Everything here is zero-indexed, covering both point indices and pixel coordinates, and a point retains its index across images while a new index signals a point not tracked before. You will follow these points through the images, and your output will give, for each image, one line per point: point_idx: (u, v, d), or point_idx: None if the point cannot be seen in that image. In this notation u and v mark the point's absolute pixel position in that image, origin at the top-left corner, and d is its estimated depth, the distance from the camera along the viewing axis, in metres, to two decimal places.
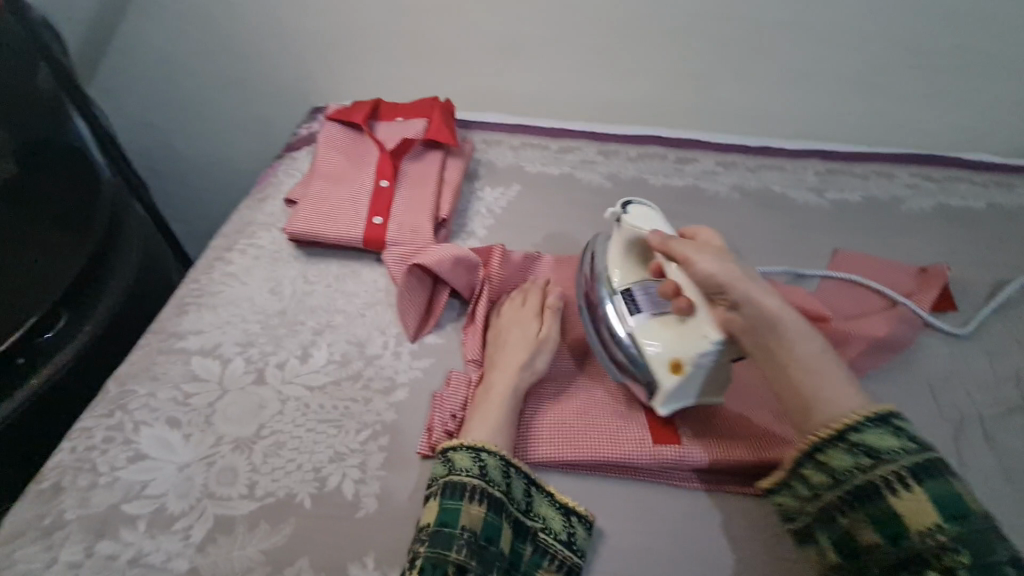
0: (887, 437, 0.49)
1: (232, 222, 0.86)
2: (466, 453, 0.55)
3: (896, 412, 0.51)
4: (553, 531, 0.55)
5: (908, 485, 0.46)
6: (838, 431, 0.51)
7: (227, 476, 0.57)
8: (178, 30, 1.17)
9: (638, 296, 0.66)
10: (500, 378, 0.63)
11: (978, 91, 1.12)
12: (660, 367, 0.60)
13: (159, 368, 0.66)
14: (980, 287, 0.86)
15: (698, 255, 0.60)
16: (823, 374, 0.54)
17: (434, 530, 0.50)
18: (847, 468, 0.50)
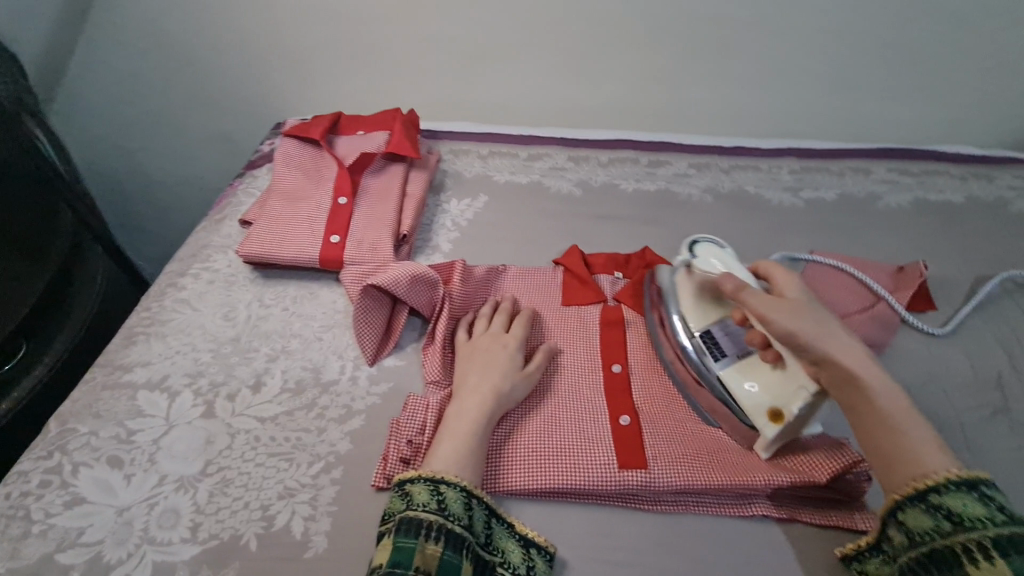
0: (973, 505, 0.42)
1: (187, 246, 0.84)
2: (424, 485, 0.50)
3: (988, 481, 0.44)
4: (512, 564, 0.51)
5: (989, 557, 0.40)
6: (917, 489, 0.45)
7: (169, 519, 0.54)
8: (136, 47, 1.15)
9: (720, 337, 0.65)
10: (471, 402, 0.59)
11: (954, 83, 1.10)
12: (758, 416, 0.59)
13: (103, 404, 0.63)
14: (960, 285, 0.83)
15: (772, 309, 0.55)
16: (914, 435, 0.47)
17: (387, 573, 0.44)
18: (925, 531, 0.43)
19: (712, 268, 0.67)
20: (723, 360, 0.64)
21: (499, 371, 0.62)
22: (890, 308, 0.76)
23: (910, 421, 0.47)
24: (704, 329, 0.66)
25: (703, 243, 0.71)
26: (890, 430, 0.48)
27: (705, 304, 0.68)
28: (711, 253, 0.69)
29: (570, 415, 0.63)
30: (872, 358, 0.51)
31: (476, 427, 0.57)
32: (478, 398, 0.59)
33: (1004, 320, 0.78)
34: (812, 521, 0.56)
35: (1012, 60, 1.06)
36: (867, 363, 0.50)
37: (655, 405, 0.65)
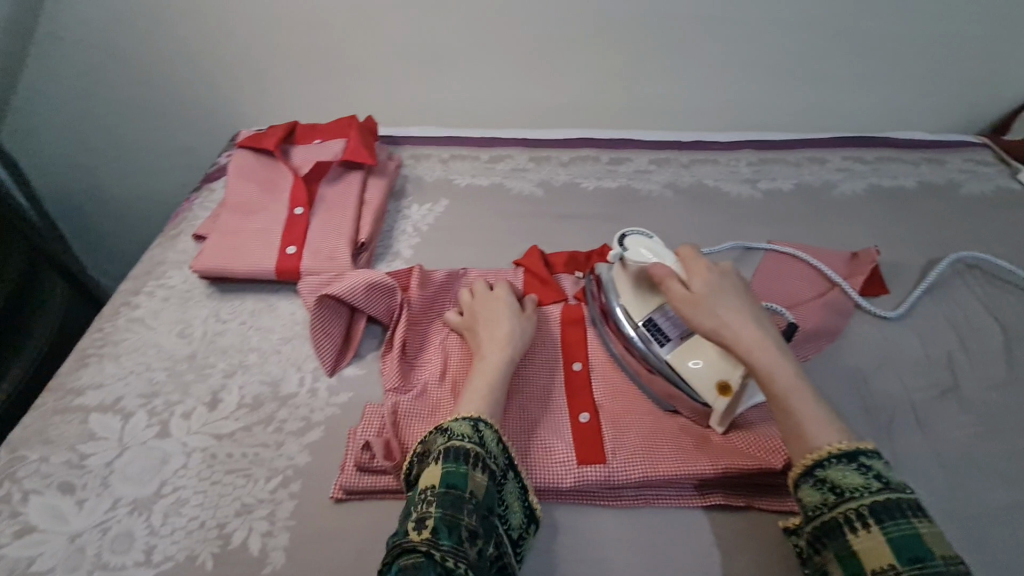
0: (851, 475, 0.46)
1: (141, 264, 0.82)
2: (465, 422, 0.52)
3: (867, 449, 0.47)
4: (512, 526, 0.50)
5: (865, 525, 0.43)
6: (806, 466, 0.47)
7: (122, 543, 0.53)
8: (86, 64, 1.13)
9: (663, 322, 0.65)
10: (489, 348, 0.63)
11: (903, 70, 1.12)
12: (708, 392, 0.60)
13: (54, 430, 0.62)
14: (912, 268, 0.85)
15: (684, 306, 0.57)
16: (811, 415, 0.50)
17: (442, 493, 0.46)
18: (815, 504, 0.46)
19: (644, 259, 0.66)
20: (668, 344, 0.64)
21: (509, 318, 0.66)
22: (843, 295, 0.78)
23: (806, 407, 0.50)
24: (645, 318, 0.65)
25: (632, 234, 0.69)
26: (783, 417, 0.51)
27: (644, 294, 0.67)
28: (641, 245, 0.67)
29: (531, 414, 0.63)
30: (772, 343, 0.53)
31: (499, 363, 0.61)
32: (496, 344, 0.63)
33: (954, 301, 0.80)
34: (766, 507, 0.57)
35: (957, 46, 1.09)
36: (767, 354, 0.53)
37: (613, 400, 0.65)
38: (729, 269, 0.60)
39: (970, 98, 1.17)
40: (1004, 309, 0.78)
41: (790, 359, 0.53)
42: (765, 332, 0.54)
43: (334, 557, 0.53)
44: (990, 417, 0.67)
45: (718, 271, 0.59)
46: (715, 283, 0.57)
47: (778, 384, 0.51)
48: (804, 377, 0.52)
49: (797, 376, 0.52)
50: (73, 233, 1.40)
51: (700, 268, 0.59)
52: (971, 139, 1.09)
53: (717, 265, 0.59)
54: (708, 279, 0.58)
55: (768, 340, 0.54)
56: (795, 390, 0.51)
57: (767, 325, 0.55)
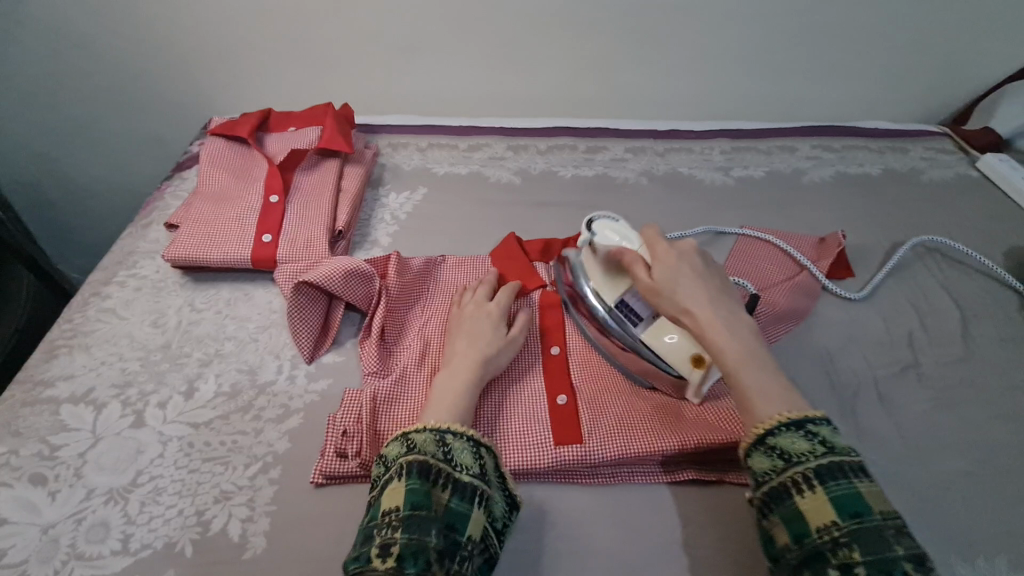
0: (799, 441, 0.48)
1: (112, 253, 0.81)
2: (430, 434, 0.50)
3: (815, 417, 0.49)
4: (495, 517, 0.49)
5: (811, 486, 0.45)
6: (758, 435, 0.49)
7: (97, 533, 0.52)
8: (45, 50, 1.09)
9: (636, 303, 0.65)
10: (460, 364, 0.60)
11: (869, 61, 1.15)
12: (683, 365, 0.62)
13: (23, 422, 0.60)
14: (876, 251, 0.89)
15: (649, 290, 0.58)
16: (764, 391, 0.51)
17: (405, 516, 0.45)
18: (765, 470, 0.48)
19: (613, 245, 0.65)
20: (641, 324, 0.64)
21: (488, 339, 0.63)
22: (810, 277, 0.81)
23: (757, 383, 0.51)
24: (617, 300, 0.66)
25: (599, 218, 0.69)
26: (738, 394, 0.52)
27: (614, 274, 0.67)
28: (611, 229, 0.66)
29: (510, 397, 0.64)
30: (726, 325, 0.54)
31: (468, 384, 0.58)
32: (468, 359, 0.60)
33: (915, 282, 0.83)
34: (738, 481, 0.59)
35: (918, 38, 1.12)
36: (720, 332, 0.54)
37: (591, 382, 0.66)
38: (691, 248, 0.60)
39: (931, 88, 1.21)
40: (962, 290, 0.82)
41: (745, 336, 0.54)
42: (722, 310, 0.55)
43: (316, 541, 0.53)
44: (948, 392, 0.70)
45: (678, 252, 0.59)
46: (673, 264, 0.58)
47: (728, 362, 0.52)
48: (758, 352, 0.53)
49: (749, 352, 0.53)
50: (39, 226, 1.36)
51: (661, 250, 0.60)
52: (932, 129, 1.13)
53: (678, 248, 0.60)
54: (667, 260, 0.59)
55: (723, 317, 0.55)
56: (744, 368, 0.52)
57: (724, 307, 0.56)
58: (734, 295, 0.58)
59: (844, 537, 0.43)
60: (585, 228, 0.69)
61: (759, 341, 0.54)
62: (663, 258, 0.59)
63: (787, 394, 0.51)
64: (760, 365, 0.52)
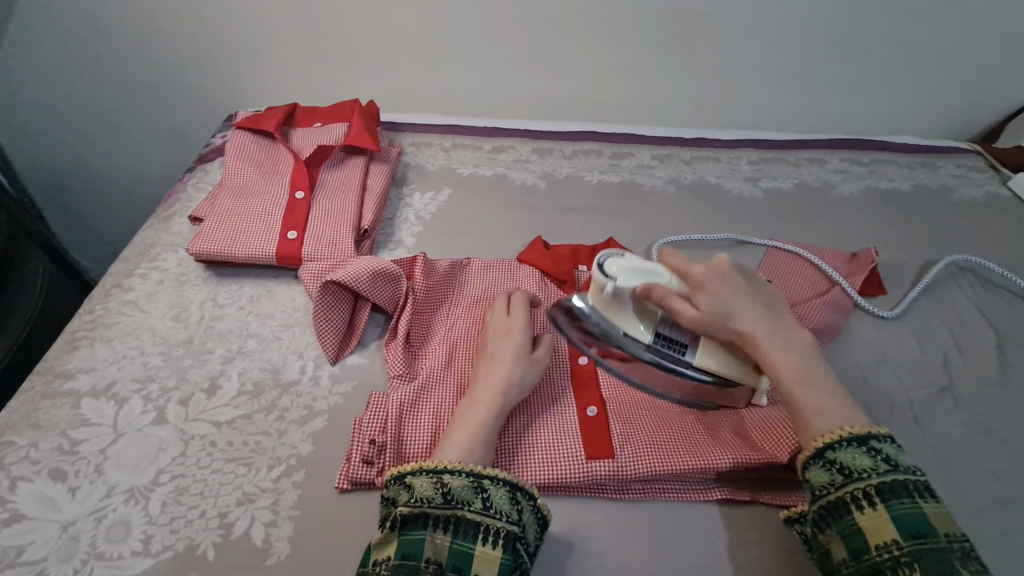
0: (861, 457, 0.47)
1: (133, 245, 0.80)
2: (426, 478, 0.48)
3: (879, 434, 0.48)
4: (528, 541, 0.47)
5: (871, 503, 0.45)
6: (818, 447, 0.49)
7: (118, 533, 0.51)
8: (70, 36, 1.08)
9: (672, 333, 0.58)
10: (482, 393, 0.57)
11: (902, 75, 1.14)
12: (748, 377, 0.58)
13: (43, 415, 0.59)
14: (908, 269, 0.87)
15: (701, 319, 0.55)
16: (830, 406, 0.51)
17: (397, 564, 0.44)
18: (823, 484, 0.48)
19: (638, 282, 0.57)
20: (689, 350, 0.58)
21: (512, 359, 0.60)
22: (842, 293, 0.79)
23: (818, 403, 0.51)
24: (655, 334, 0.58)
25: (605, 258, 0.59)
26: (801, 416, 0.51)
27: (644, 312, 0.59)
28: (624, 269, 0.57)
29: (539, 410, 0.62)
30: (784, 344, 0.54)
31: (488, 414, 0.55)
32: (491, 386, 0.58)
33: (948, 302, 0.82)
34: (772, 502, 0.58)
35: (953, 53, 1.11)
36: (778, 354, 0.53)
37: (620, 395, 0.65)
38: (727, 267, 0.58)
39: (962, 105, 1.19)
40: (996, 311, 0.80)
41: (800, 354, 0.54)
42: (771, 326, 0.55)
43: (342, 548, 0.52)
44: (984, 416, 0.68)
45: (717, 270, 0.58)
46: (717, 288, 0.56)
47: (785, 382, 0.52)
48: (813, 369, 0.53)
49: (808, 371, 0.53)
50: (54, 213, 1.35)
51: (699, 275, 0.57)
52: (963, 145, 1.12)
53: (714, 268, 0.58)
54: (709, 285, 0.56)
55: (777, 336, 0.55)
56: (806, 387, 0.52)
57: (775, 324, 0.56)
58: (781, 308, 0.58)
59: (906, 556, 0.42)
60: (598, 275, 0.58)
61: (811, 354, 0.55)
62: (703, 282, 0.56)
63: (847, 408, 0.51)
64: (819, 382, 0.52)
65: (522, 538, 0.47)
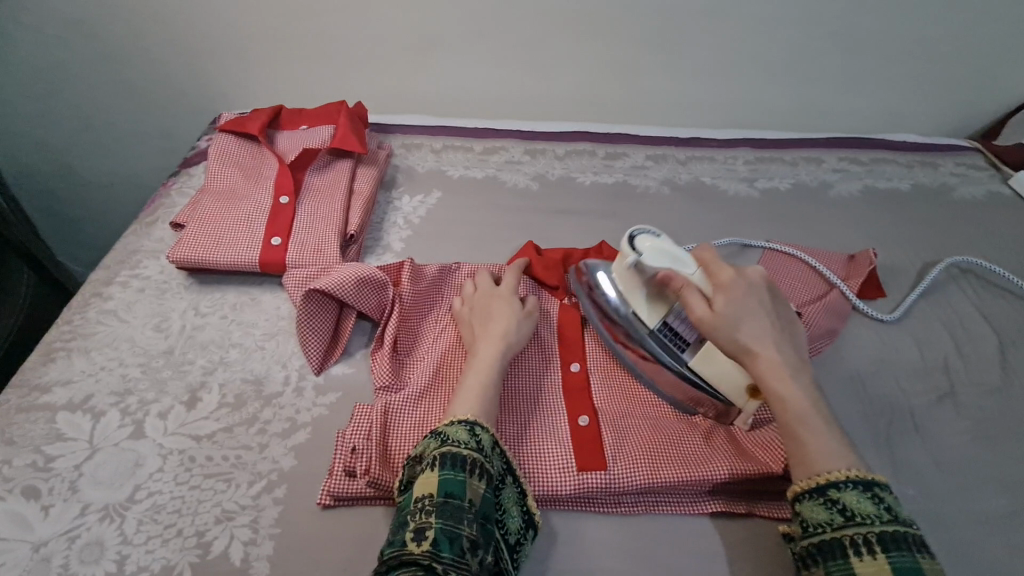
0: (864, 501, 0.44)
1: (113, 252, 0.78)
2: (460, 426, 0.49)
3: (881, 482, 0.46)
4: (509, 529, 0.48)
5: (871, 551, 0.42)
6: (819, 485, 0.46)
7: (91, 553, 0.50)
8: (53, 38, 1.06)
9: (679, 326, 0.62)
10: (484, 346, 0.59)
11: (900, 72, 1.12)
12: (739, 396, 0.59)
13: (17, 430, 0.57)
14: (907, 270, 0.85)
15: (714, 324, 0.54)
16: (826, 442, 0.48)
17: (439, 503, 0.44)
18: (819, 522, 0.45)
19: (660, 266, 0.60)
20: (688, 349, 0.62)
21: (507, 317, 0.63)
22: (841, 296, 0.77)
23: (817, 436, 0.48)
24: (659, 323, 0.63)
25: (641, 233, 0.64)
26: (794, 443, 0.49)
27: (658, 297, 0.63)
28: (654, 248, 0.61)
29: (529, 416, 0.61)
30: (792, 372, 0.52)
31: (491, 367, 0.57)
32: (491, 337, 0.60)
33: (948, 305, 0.80)
34: (768, 515, 0.56)
35: (952, 49, 1.09)
36: (781, 378, 0.51)
37: (614, 403, 0.63)
38: (756, 278, 0.56)
39: (962, 102, 1.17)
40: (997, 314, 0.79)
41: (806, 384, 0.52)
42: (783, 354, 0.53)
43: (323, 569, 0.50)
44: (986, 423, 0.67)
45: (747, 281, 0.55)
46: (738, 297, 0.54)
47: (789, 411, 0.50)
48: (818, 403, 0.51)
49: (812, 403, 0.50)
50: (41, 218, 1.33)
51: (726, 280, 0.55)
52: (963, 143, 1.10)
53: (744, 276, 0.56)
54: (732, 292, 0.54)
55: (786, 362, 0.52)
56: (804, 418, 0.50)
57: (788, 350, 0.53)
58: (798, 335, 0.56)
59: None
60: (626, 245, 0.63)
61: (819, 390, 0.52)
62: (728, 287, 0.55)
63: (847, 450, 0.48)
64: (821, 417, 0.50)
65: (505, 523, 0.47)
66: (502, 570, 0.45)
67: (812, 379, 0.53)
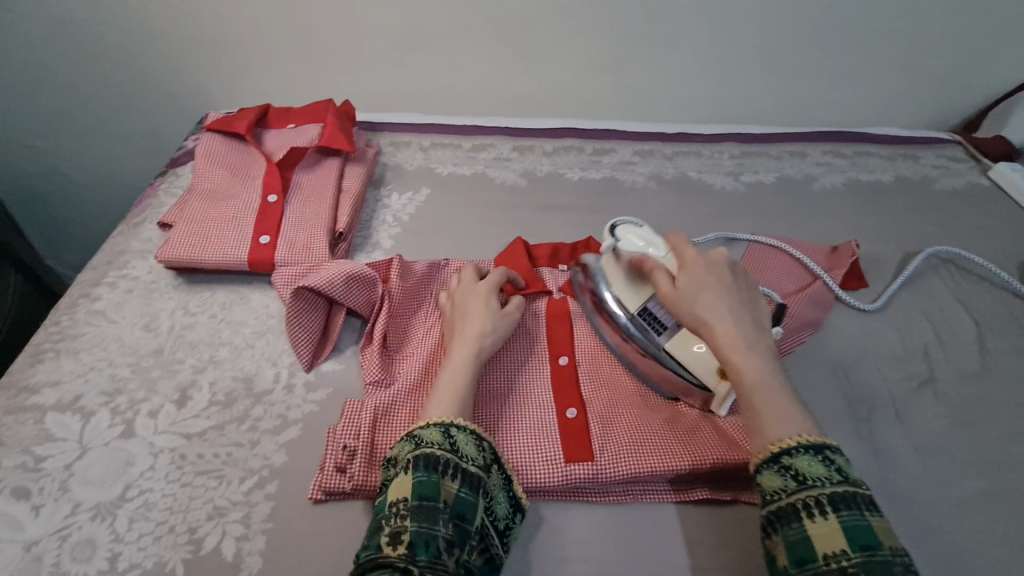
0: (815, 465, 0.46)
1: (101, 252, 0.78)
2: (435, 427, 0.49)
3: (832, 445, 0.47)
4: (497, 516, 0.49)
5: (823, 512, 0.43)
6: (772, 453, 0.47)
7: (83, 551, 0.50)
8: (37, 39, 1.06)
9: (657, 310, 0.64)
10: (459, 348, 0.58)
11: (882, 67, 1.14)
12: (710, 376, 0.59)
13: (6, 431, 0.57)
14: (890, 261, 0.87)
15: (676, 298, 0.57)
16: (776, 409, 0.49)
17: (413, 505, 0.44)
18: (775, 489, 0.46)
19: (632, 250, 0.64)
20: (665, 332, 0.63)
21: (485, 315, 0.62)
22: (824, 287, 0.79)
23: (768, 404, 0.49)
24: (641, 308, 0.64)
25: (623, 223, 0.68)
26: (747, 411, 0.50)
27: (636, 282, 0.65)
28: (631, 234, 0.66)
29: (515, 410, 0.62)
30: (749, 344, 0.53)
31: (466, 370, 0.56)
32: (466, 338, 0.59)
33: (929, 294, 0.81)
34: (753, 501, 0.57)
35: (932, 44, 1.11)
36: (737, 349, 0.52)
37: (600, 395, 0.64)
38: (721, 260, 0.58)
39: (943, 95, 1.19)
40: (976, 303, 0.80)
41: (764, 357, 0.52)
42: (742, 328, 0.54)
43: (317, 563, 0.51)
44: (965, 408, 0.68)
45: (706, 262, 0.58)
46: (699, 274, 0.57)
47: (745, 382, 0.51)
48: (774, 374, 0.51)
49: (767, 374, 0.51)
50: (27, 220, 1.32)
51: (690, 260, 0.59)
52: (944, 136, 1.11)
53: (707, 257, 0.58)
54: (693, 270, 0.57)
55: (744, 335, 0.53)
56: (758, 386, 0.51)
57: (748, 324, 0.55)
58: (762, 315, 0.57)
59: (853, 567, 0.41)
60: (608, 233, 0.68)
61: (778, 365, 0.53)
62: (690, 266, 0.58)
63: (800, 420, 0.49)
64: (775, 388, 0.51)
65: (492, 512, 0.49)
66: (491, 556, 0.47)
67: (772, 354, 0.53)
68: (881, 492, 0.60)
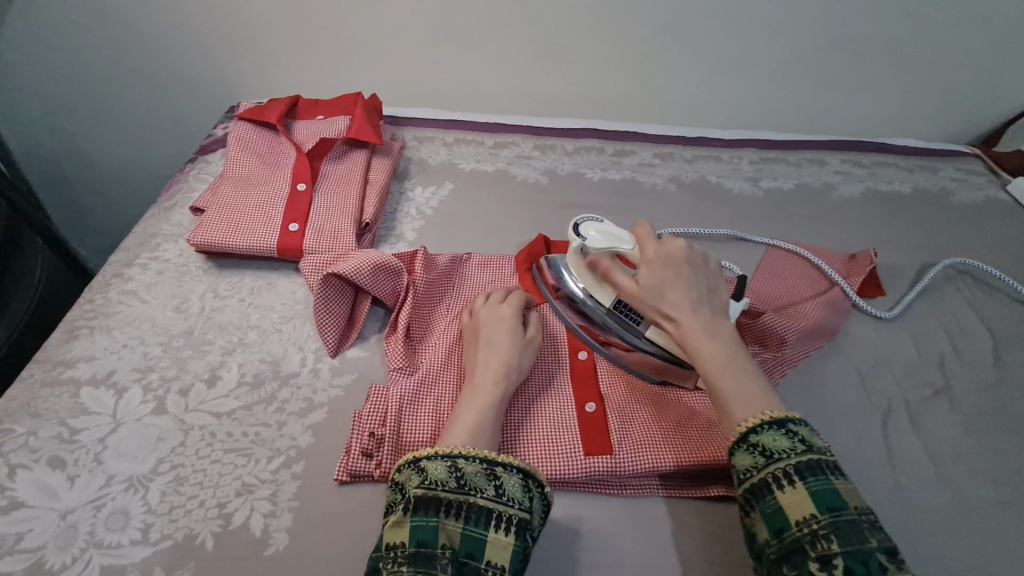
0: (780, 439, 0.46)
1: (133, 234, 0.80)
2: (441, 461, 0.47)
3: (794, 417, 0.48)
4: (534, 530, 0.47)
5: (791, 481, 0.44)
6: (739, 431, 0.48)
7: (117, 521, 0.51)
8: (72, 25, 1.08)
9: None
10: (483, 377, 0.58)
11: (903, 78, 1.14)
12: None
13: (42, 404, 0.59)
14: (906, 271, 0.87)
15: (641, 293, 0.58)
16: (739, 389, 0.50)
17: (412, 552, 0.43)
18: (745, 467, 0.47)
19: (602, 248, 0.65)
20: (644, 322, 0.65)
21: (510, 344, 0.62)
22: (841, 294, 0.80)
23: (729, 386, 0.51)
24: (614, 301, 0.66)
25: (585, 221, 0.68)
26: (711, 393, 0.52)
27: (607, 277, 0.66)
28: (598, 233, 0.65)
29: (535, 403, 0.63)
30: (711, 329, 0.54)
31: (491, 398, 0.56)
32: (489, 371, 0.59)
33: (945, 305, 0.82)
34: None
35: (954, 58, 1.11)
36: (698, 335, 0.54)
37: (619, 391, 0.65)
38: (680, 250, 0.60)
39: (963, 109, 1.20)
40: (992, 315, 0.81)
41: (725, 341, 0.54)
42: (702, 314, 0.55)
43: (342, 541, 0.52)
44: (978, 418, 0.69)
45: (665, 254, 0.59)
46: (659, 267, 0.58)
47: (705, 364, 0.53)
48: (736, 356, 0.53)
49: (728, 355, 0.53)
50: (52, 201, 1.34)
51: (650, 254, 0.60)
52: (963, 149, 1.12)
53: (665, 249, 0.60)
54: (654, 264, 0.59)
55: (705, 322, 0.55)
56: (719, 369, 0.52)
57: (709, 309, 0.56)
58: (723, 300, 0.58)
59: (822, 529, 0.42)
60: (571, 232, 0.68)
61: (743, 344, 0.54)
62: (651, 261, 0.59)
63: (763, 397, 0.50)
64: (737, 368, 0.52)
65: (530, 525, 0.46)
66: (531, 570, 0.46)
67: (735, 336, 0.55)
68: (894, 495, 0.61)
